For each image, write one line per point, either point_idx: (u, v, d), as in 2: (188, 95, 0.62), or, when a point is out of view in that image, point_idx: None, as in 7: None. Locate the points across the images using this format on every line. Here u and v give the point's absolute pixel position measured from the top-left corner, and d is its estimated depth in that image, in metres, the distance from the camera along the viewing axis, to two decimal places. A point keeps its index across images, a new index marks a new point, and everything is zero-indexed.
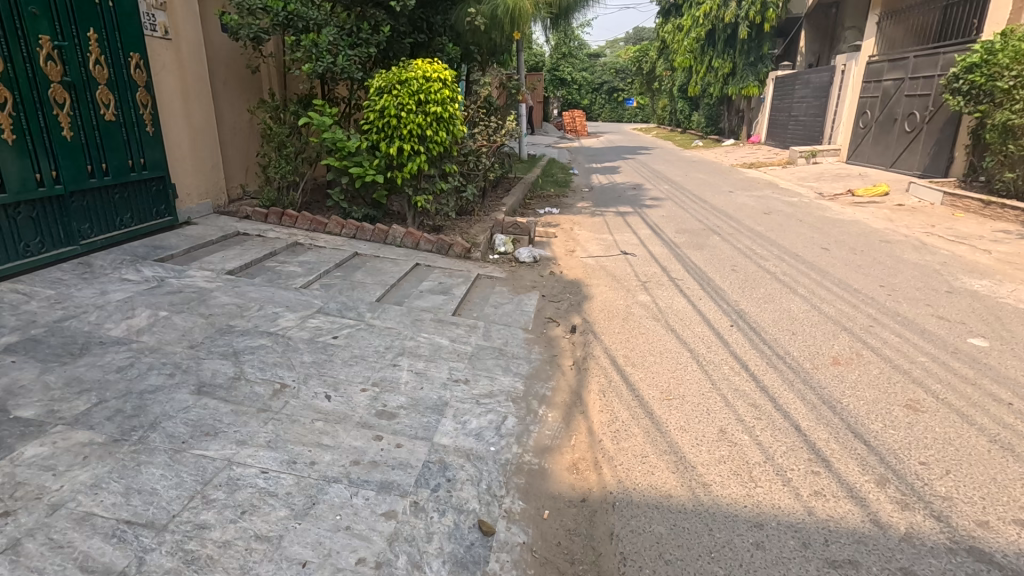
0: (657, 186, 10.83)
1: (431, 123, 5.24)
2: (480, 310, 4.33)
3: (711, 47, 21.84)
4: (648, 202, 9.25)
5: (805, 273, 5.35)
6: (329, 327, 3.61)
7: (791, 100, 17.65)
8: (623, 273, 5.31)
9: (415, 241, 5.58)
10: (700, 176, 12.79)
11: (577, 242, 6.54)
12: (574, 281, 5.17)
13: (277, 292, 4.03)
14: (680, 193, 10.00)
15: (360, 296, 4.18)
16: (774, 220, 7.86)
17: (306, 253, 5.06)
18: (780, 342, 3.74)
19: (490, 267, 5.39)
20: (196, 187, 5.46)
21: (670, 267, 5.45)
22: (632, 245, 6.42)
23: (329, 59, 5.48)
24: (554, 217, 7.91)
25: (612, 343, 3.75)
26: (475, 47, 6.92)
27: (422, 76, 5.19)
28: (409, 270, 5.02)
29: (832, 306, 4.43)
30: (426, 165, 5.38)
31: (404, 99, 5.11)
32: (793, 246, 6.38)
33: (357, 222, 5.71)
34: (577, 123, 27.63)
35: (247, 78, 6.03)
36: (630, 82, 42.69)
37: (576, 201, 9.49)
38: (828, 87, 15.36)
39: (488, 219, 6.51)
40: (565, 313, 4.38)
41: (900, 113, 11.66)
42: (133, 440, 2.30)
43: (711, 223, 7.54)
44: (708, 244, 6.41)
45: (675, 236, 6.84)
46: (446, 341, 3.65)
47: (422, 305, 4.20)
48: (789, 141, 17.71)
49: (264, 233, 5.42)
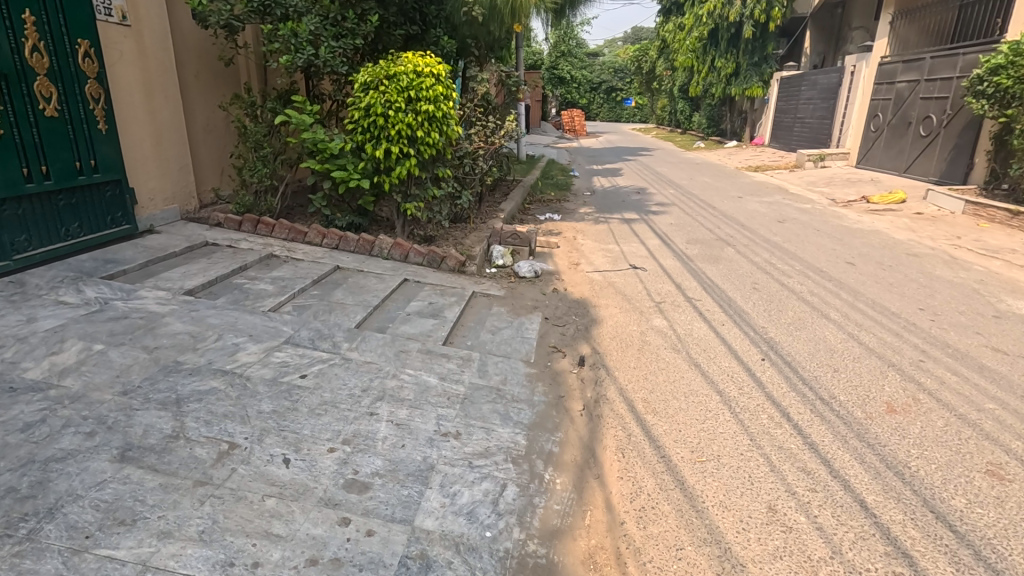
0: (662, 191, 10.31)
1: (423, 123, 4.70)
2: (475, 337, 3.80)
3: (714, 46, 21.31)
4: (654, 208, 8.74)
5: (834, 293, 4.84)
6: (297, 362, 3.07)
7: (797, 101, 17.18)
8: (633, 291, 4.78)
9: (404, 253, 5.05)
10: (706, 179, 12.29)
11: (581, 253, 6.01)
12: (580, 300, 4.64)
13: (241, 317, 3.49)
14: (687, 199, 9.48)
15: (338, 321, 3.65)
16: (790, 230, 7.36)
17: (280, 267, 4.51)
18: (823, 383, 3.23)
19: (486, 284, 4.87)
20: (161, 191, 4.92)
21: (685, 285, 4.93)
22: (641, 257, 5.89)
23: (309, 50, 4.94)
24: (555, 225, 7.38)
25: (628, 382, 3.24)
26: (472, 40, 6.28)
27: (412, 70, 4.64)
28: (397, 288, 4.49)
29: (874, 334, 3.93)
30: (416, 170, 4.84)
31: (392, 96, 4.57)
32: (816, 260, 5.87)
33: (341, 232, 5.17)
34: (576, 123, 27.11)
35: (222, 71, 5.48)
36: (630, 82, 42.20)
37: (578, 206, 8.95)
38: (837, 89, 14.88)
39: (486, 227, 5.97)
40: (571, 340, 3.85)
41: (915, 116, 11.18)
42: (20, 536, 1.77)
43: (723, 232, 7.04)
44: (723, 257, 5.90)
45: (687, 247, 6.33)
46: (434, 380, 3.12)
47: (409, 332, 3.67)
48: (795, 144, 17.22)
49: (236, 243, 4.88)
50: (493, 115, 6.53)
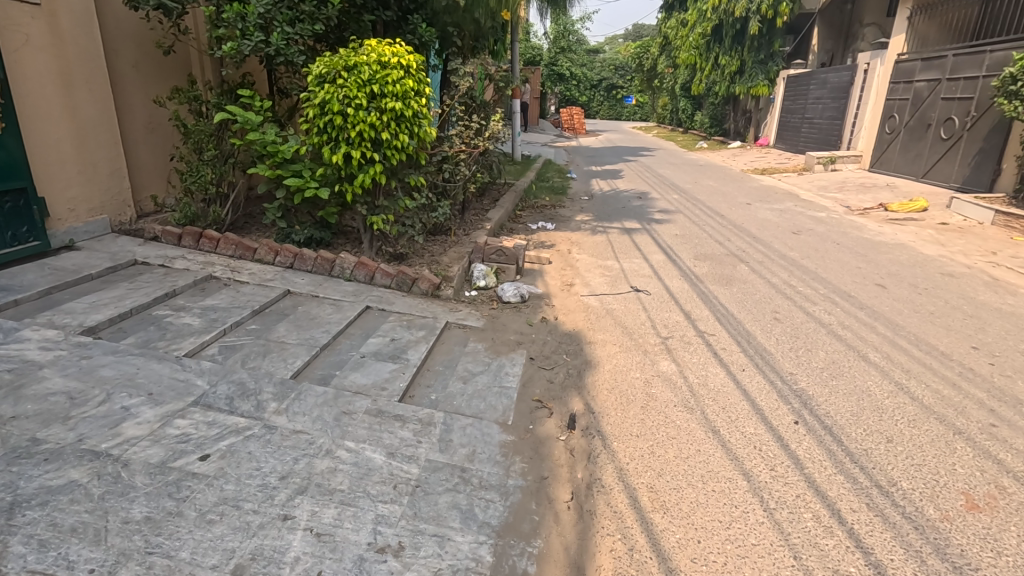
0: (665, 196, 9.62)
1: (389, 124, 3.99)
2: (442, 387, 3.10)
3: (718, 43, 20.58)
4: (657, 215, 8.04)
5: (868, 325, 4.15)
6: (201, 436, 2.36)
7: (805, 101, 16.48)
8: (635, 322, 4.09)
9: (369, 274, 4.36)
10: (711, 183, 11.59)
11: (576, 271, 5.32)
12: (573, 334, 3.95)
13: (146, 366, 2.79)
14: (692, 205, 8.79)
15: (271, 370, 2.95)
16: (807, 243, 6.67)
17: (217, 293, 3.81)
18: (879, 461, 2.54)
19: (463, 311, 4.17)
20: (85, 200, 4.22)
21: (694, 314, 4.25)
22: (643, 277, 5.20)
23: (258, 36, 4.25)
24: (548, 236, 6.70)
25: (630, 458, 2.55)
26: (454, 28, 5.52)
27: (375, 60, 3.92)
28: (355, 318, 3.78)
29: (927, 385, 3.24)
30: (382, 178, 4.15)
31: (351, 91, 3.87)
32: (841, 282, 5.19)
33: (296, 248, 4.47)
34: (575, 121, 26.40)
35: (164, 60, 4.79)
36: (630, 80, 41.49)
37: (574, 212, 8.26)
38: (848, 88, 14.19)
39: (468, 242, 5.27)
40: (560, 392, 3.16)
41: (935, 118, 10.50)
42: None
43: (733, 245, 6.37)
44: (737, 278, 5.21)
45: (695, 263, 5.64)
46: (380, 459, 2.42)
47: (359, 383, 2.96)
48: (802, 145, 16.51)
49: (171, 261, 4.18)
50: (480, 112, 5.81)
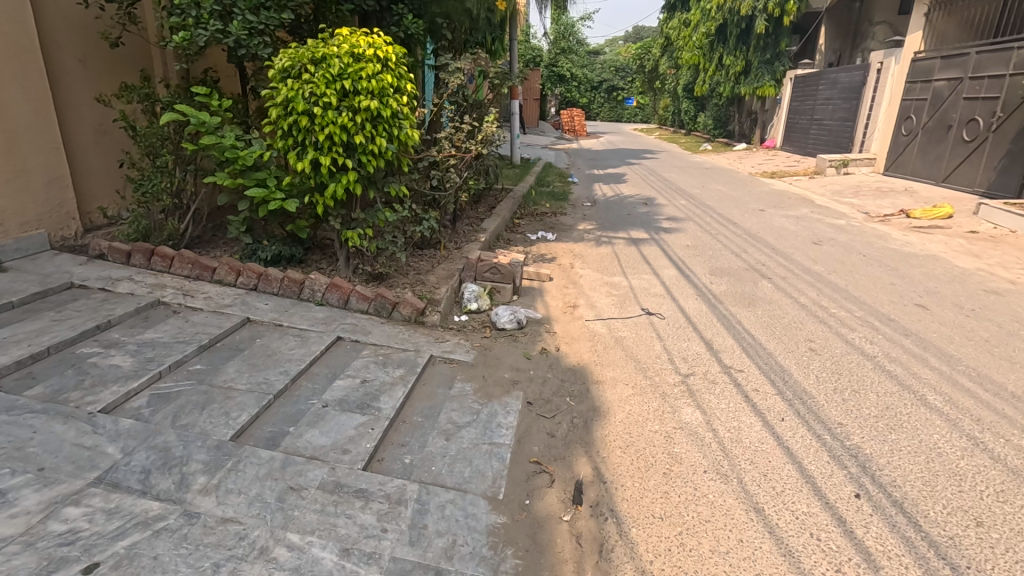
0: (672, 202, 9.06)
1: (363, 125, 3.44)
2: (419, 448, 2.55)
3: (722, 42, 20.04)
4: (665, 223, 7.50)
5: (918, 357, 3.60)
6: (94, 533, 1.80)
7: (813, 102, 15.95)
8: (649, 355, 3.53)
9: (344, 297, 3.81)
10: (720, 187, 11.04)
11: (580, 290, 4.77)
12: (577, 369, 3.39)
13: (46, 427, 2.23)
14: (703, 212, 8.23)
15: (207, 430, 2.40)
16: (831, 255, 6.12)
17: (161, 323, 3.25)
18: (974, 557, 1.98)
19: (450, 341, 3.62)
20: (15, 213, 3.66)
21: (717, 344, 3.69)
22: (654, 296, 4.66)
23: (215, 25, 3.69)
24: (548, 248, 6.14)
25: (654, 554, 1.99)
26: (444, 19, 4.94)
27: (346, 52, 3.37)
28: (322, 354, 3.24)
29: (1005, 439, 2.69)
30: (356, 188, 3.59)
31: (318, 88, 3.31)
32: (876, 301, 4.64)
33: (260, 267, 3.91)
34: (576, 122, 25.91)
35: (113, 53, 4.23)
36: (631, 81, 41.00)
37: (576, 220, 7.72)
38: (860, 88, 13.66)
39: (459, 257, 4.72)
40: (562, 451, 2.61)
41: (957, 119, 9.96)
42: None
43: (751, 258, 5.81)
44: (760, 297, 4.65)
45: (711, 279, 5.09)
46: (330, 560, 1.86)
47: (316, 445, 2.41)
48: (811, 147, 15.95)
49: (113, 283, 3.62)
50: (473, 112, 5.26)
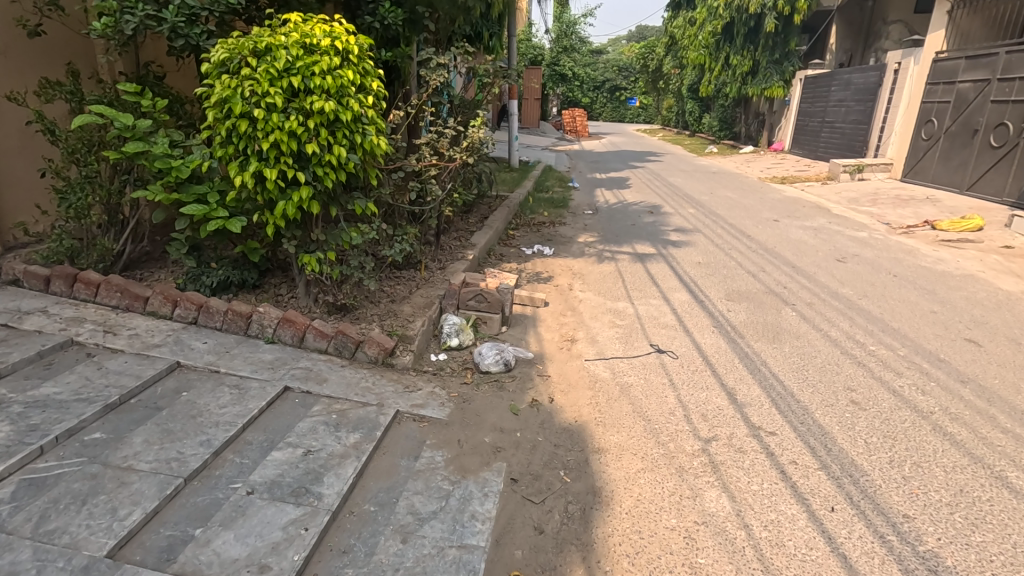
0: (679, 211, 8.45)
1: (316, 131, 2.84)
2: (365, 556, 1.96)
3: (729, 42, 19.42)
4: (672, 236, 6.91)
5: (985, 413, 3.00)
6: None
7: (825, 103, 15.35)
8: (661, 410, 2.94)
9: (298, 334, 3.22)
10: (729, 194, 10.42)
11: (579, 320, 4.19)
12: (574, 430, 2.80)
13: None
14: (713, 223, 7.63)
15: (80, 541, 1.80)
16: (858, 275, 5.53)
17: (67, 372, 2.66)
18: None
19: (422, 391, 3.03)
20: None
21: (741, 396, 3.09)
22: (664, 327, 4.07)
23: (143, 9, 3.07)
24: (545, 265, 5.54)
25: None
26: (427, 8, 4.24)
27: (295, 42, 2.77)
28: (261, 412, 2.65)
29: None
30: (311, 206, 2.99)
31: (259, 87, 2.70)
32: (919, 335, 4.05)
33: (202, 297, 3.32)
34: (578, 122, 25.32)
35: (35, 44, 3.62)
36: (634, 81, 40.40)
37: (576, 231, 7.12)
38: (875, 89, 13.05)
39: (441, 281, 4.14)
40: (554, 560, 2.01)
41: (984, 123, 9.37)
42: None
43: (770, 279, 5.22)
44: (786, 329, 4.05)
45: (728, 306, 4.50)
46: None
47: (226, 561, 1.82)
48: (822, 151, 15.33)
49: (21, 317, 3.03)
50: (457, 116, 4.65)
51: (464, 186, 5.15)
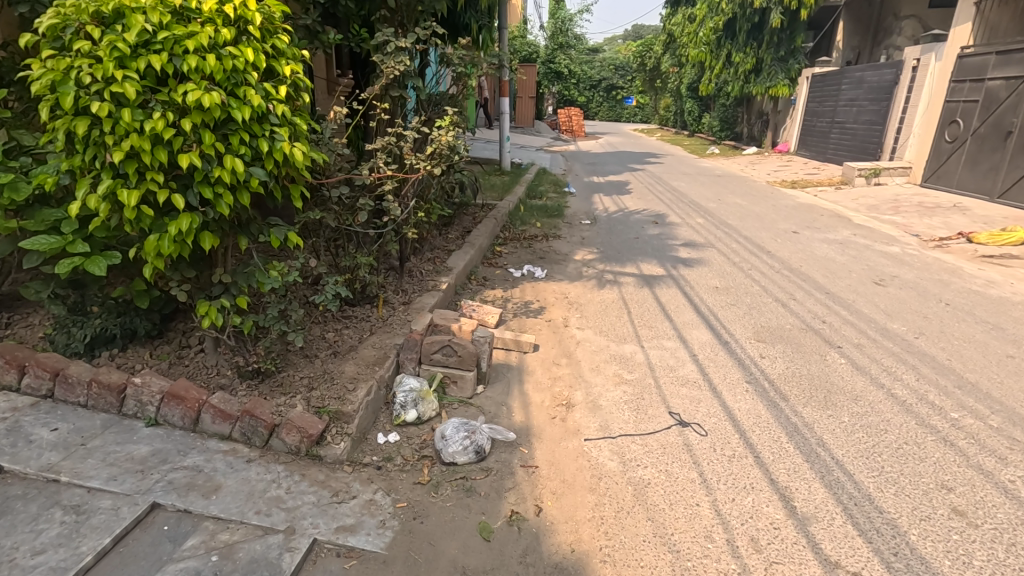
0: (687, 221, 7.58)
1: (196, 133, 1.96)
2: None
3: (731, 39, 18.56)
4: (682, 252, 6.05)
5: None
6: None
7: (834, 103, 14.53)
8: (696, 533, 2.07)
9: (191, 415, 2.34)
10: (739, 201, 9.56)
11: (576, 372, 3.31)
12: (570, 569, 1.93)
13: None
14: (725, 236, 6.78)
15: None
16: (905, 302, 4.69)
17: None
18: None
19: (355, 501, 2.15)
20: None
21: (802, 506, 2.23)
22: (685, 382, 3.21)
23: None
24: (535, 292, 4.66)
25: None
26: None
27: (158, 5, 1.90)
28: (101, 558, 1.77)
29: None
30: (199, 240, 2.11)
31: (100, 67, 1.82)
32: (1007, 392, 3.21)
33: (62, 360, 2.43)
34: (574, 122, 24.44)
35: None
36: (631, 80, 39.60)
37: (572, 245, 6.26)
38: (891, 88, 12.23)
39: (401, 326, 3.26)
40: None
41: (1018, 125, 8.58)
42: None
43: (804, 312, 4.36)
44: (839, 387, 3.19)
45: (760, 351, 3.63)
46: None
47: None
48: (831, 153, 14.49)
49: None
50: (423, 115, 3.77)
51: (436, 201, 4.28)
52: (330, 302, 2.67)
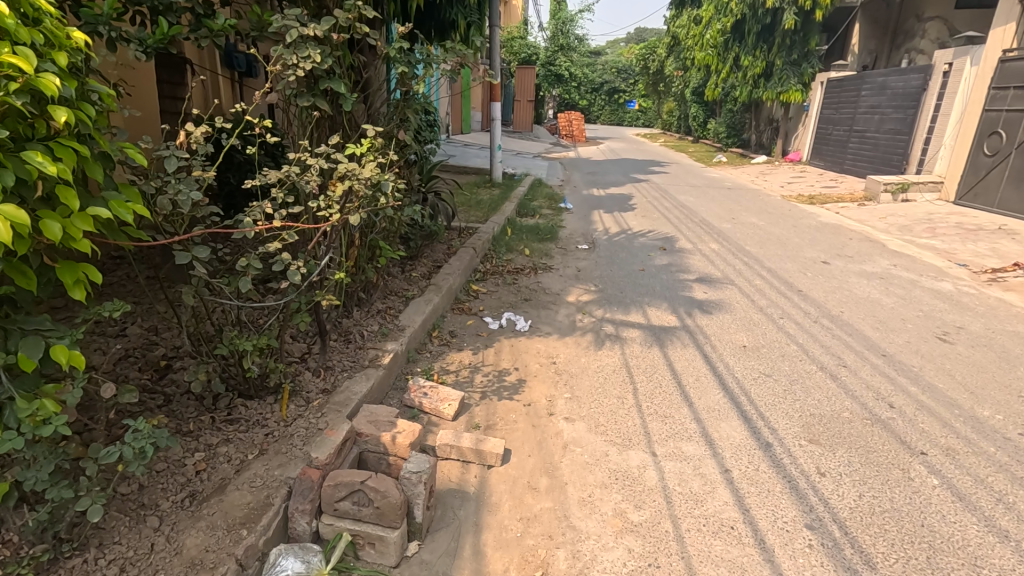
0: (698, 247, 6.60)
1: None
2: None
3: (740, 41, 17.60)
4: (695, 291, 5.05)
5: None
6: None
7: (853, 110, 13.54)
8: None
9: None
10: (755, 220, 8.57)
11: (559, 507, 2.29)
12: None
13: None
14: (746, 268, 5.79)
15: None
16: (985, 369, 3.68)
17: None
18: None
19: None
20: None
21: None
22: (718, 529, 2.19)
23: None
24: (515, 356, 3.64)
25: None
26: None
27: None
28: None
29: None
30: None
31: None
32: None
33: None
34: (575, 127, 23.50)
35: None
36: (633, 83, 38.73)
37: (564, 280, 5.26)
38: (918, 94, 11.24)
39: (304, 443, 2.25)
40: None
41: None
42: None
43: (863, 390, 3.35)
44: (945, 539, 2.17)
45: (815, 463, 2.62)
46: None
47: None
48: (849, 164, 13.49)
49: None
50: (354, 135, 2.74)
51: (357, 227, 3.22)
52: (129, 455, 1.59)
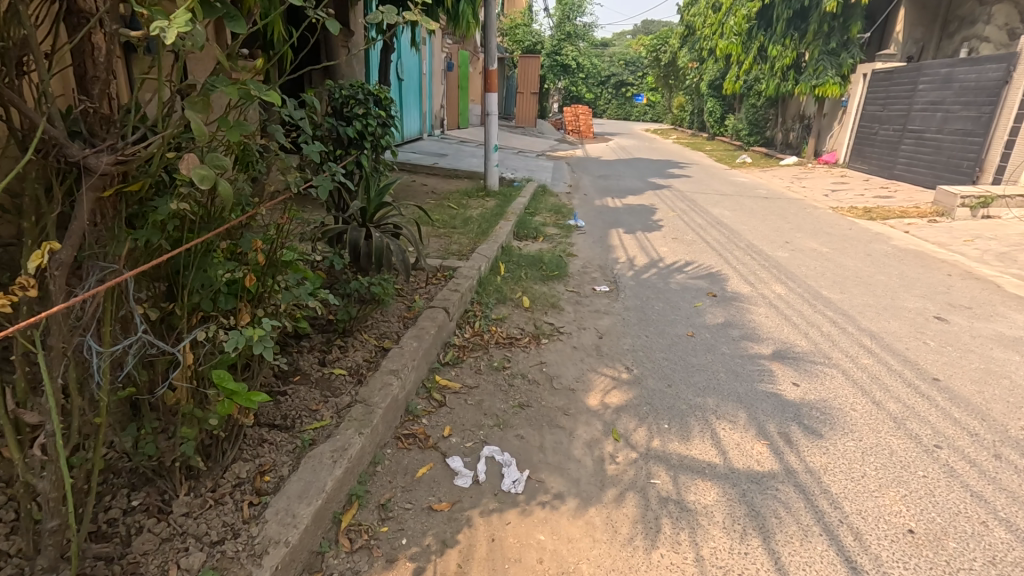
0: (759, 291, 4.87)
1: None
2: None
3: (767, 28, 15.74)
4: (782, 384, 3.31)
5: None
6: None
7: (907, 106, 11.71)
8: None
9: None
10: (815, 244, 6.82)
11: None
12: None
13: None
14: (840, 334, 4.04)
15: None
16: None
17: None
18: None
19: None
20: None
21: None
22: None
23: None
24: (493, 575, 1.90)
25: None
26: None
27: None
28: None
29: None
30: None
31: None
32: None
33: None
34: (582, 122, 21.67)
35: None
36: (642, 76, 36.80)
37: (580, 357, 3.52)
38: (997, 88, 9.41)
39: None
40: None
41: None
42: None
43: None
44: None
45: None
46: None
47: None
48: (901, 169, 11.69)
49: None
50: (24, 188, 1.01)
51: (128, 350, 1.55)
52: None
